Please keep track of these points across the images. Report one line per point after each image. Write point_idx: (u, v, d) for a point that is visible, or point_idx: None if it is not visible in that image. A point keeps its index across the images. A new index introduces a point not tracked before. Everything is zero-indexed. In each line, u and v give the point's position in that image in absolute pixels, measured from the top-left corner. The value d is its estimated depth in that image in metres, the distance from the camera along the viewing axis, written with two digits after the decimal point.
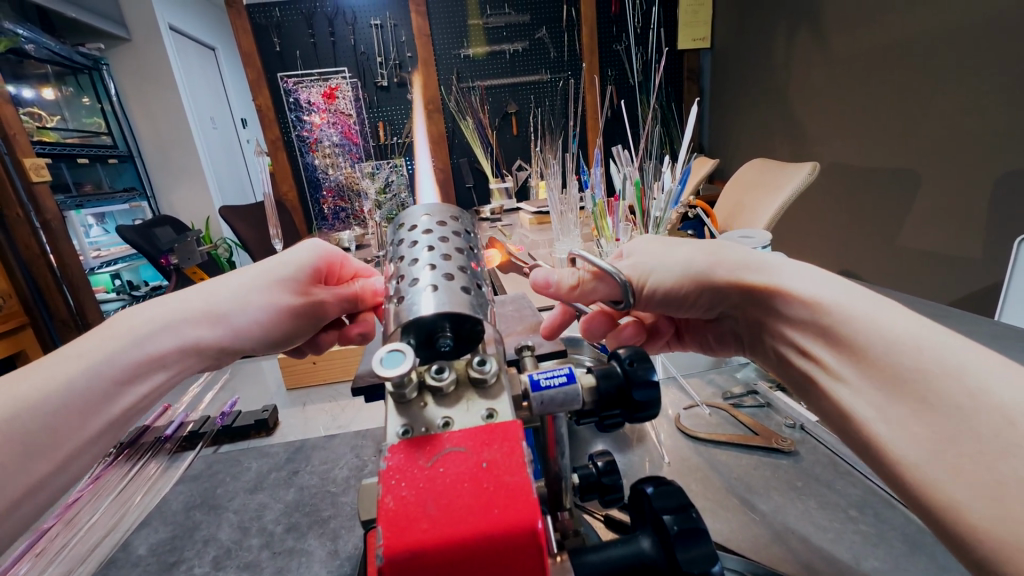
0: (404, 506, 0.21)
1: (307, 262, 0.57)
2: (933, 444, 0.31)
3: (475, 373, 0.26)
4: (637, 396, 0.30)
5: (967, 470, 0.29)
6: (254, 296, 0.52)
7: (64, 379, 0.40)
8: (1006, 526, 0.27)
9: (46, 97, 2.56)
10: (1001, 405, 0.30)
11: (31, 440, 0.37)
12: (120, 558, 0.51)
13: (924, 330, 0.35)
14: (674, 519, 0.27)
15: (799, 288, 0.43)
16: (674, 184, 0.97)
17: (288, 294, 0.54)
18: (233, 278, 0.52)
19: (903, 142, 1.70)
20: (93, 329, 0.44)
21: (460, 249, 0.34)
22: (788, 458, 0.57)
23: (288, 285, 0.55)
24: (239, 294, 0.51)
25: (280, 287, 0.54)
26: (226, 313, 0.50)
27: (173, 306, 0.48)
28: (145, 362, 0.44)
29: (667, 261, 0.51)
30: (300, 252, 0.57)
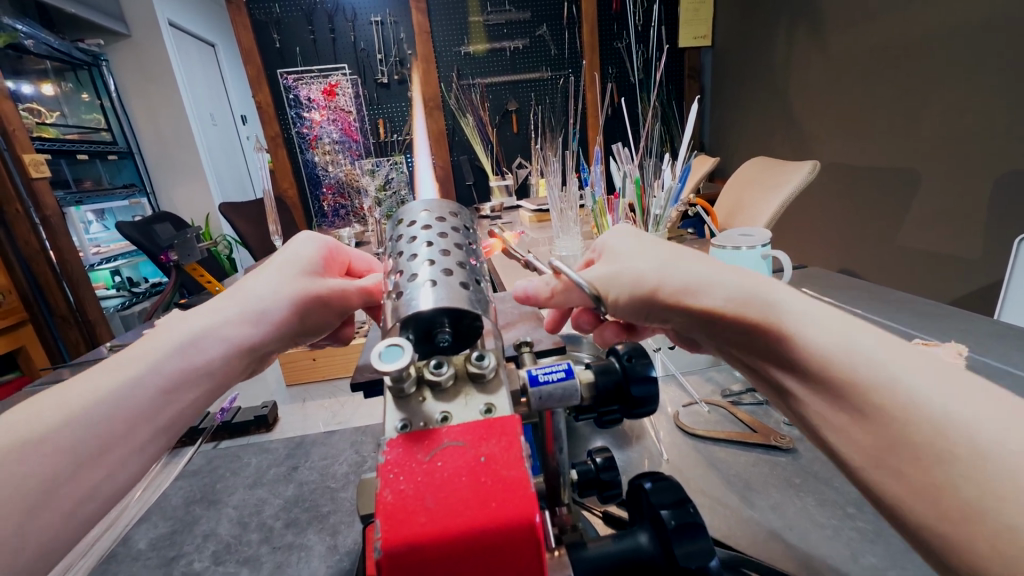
0: (402, 500, 0.21)
1: (317, 255, 0.56)
2: (876, 451, 0.32)
3: (473, 368, 0.26)
4: (635, 392, 0.30)
5: (898, 482, 0.31)
6: (283, 290, 0.50)
7: (111, 388, 0.37)
8: (947, 524, 0.29)
9: (45, 93, 2.55)
10: (933, 416, 0.30)
11: (82, 447, 0.35)
12: (120, 552, 0.51)
13: (860, 348, 0.35)
14: (671, 514, 0.27)
15: (746, 310, 0.41)
16: (674, 182, 0.98)
17: (316, 284, 0.53)
18: (260, 279, 0.50)
19: (904, 141, 1.70)
20: (142, 336, 0.43)
21: (459, 245, 0.34)
22: (786, 455, 0.57)
23: (309, 275, 0.54)
24: (270, 290, 0.49)
25: (299, 280, 0.52)
26: (264, 309, 0.48)
27: (219, 312, 0.46)
28: (192, 371, 0.42)
29: (623, 273, 0.47)
30: (303, 244, 0.56)
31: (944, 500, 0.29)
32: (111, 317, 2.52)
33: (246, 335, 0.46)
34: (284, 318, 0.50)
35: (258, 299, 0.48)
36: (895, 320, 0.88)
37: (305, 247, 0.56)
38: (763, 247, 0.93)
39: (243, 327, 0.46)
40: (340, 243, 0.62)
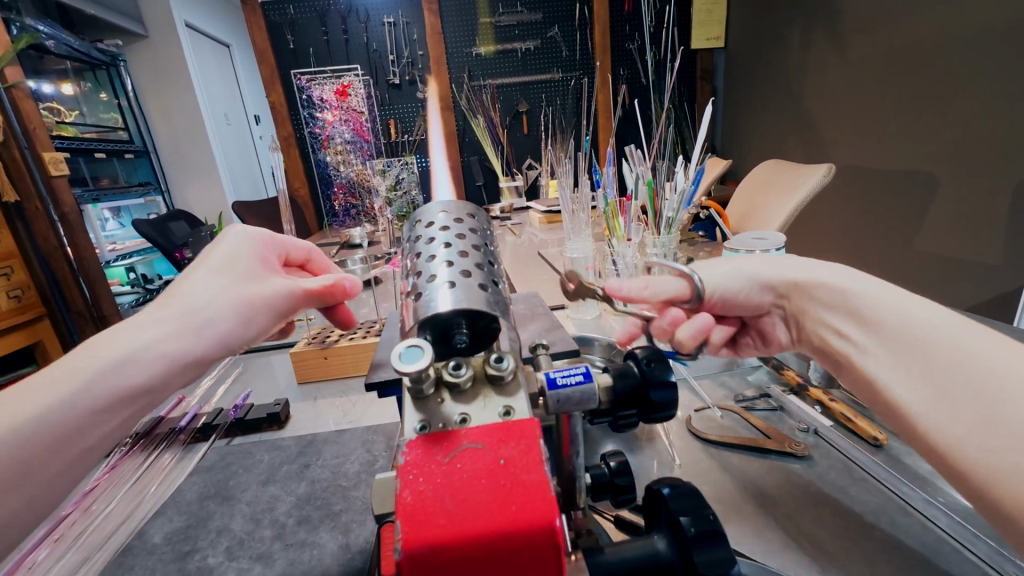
0: (422, 502, 0.21)
1: (251, 252, 0.53)
2: (931, 394, 0.34)
3: (493, 370, 0.26)
4: (654, 397, 0.29)
5: (948, 422, 0.32)
6: (226, 293, 0.48)
7: (50, 403, 0.38)
8: (988, 456, 0.30)
9: (65, 92, 2.60)
10: (990, 363, 0.32)
11: (17, 459, 0.36)
12: (135, 545, 0.52)
13: (935, 311, 0.37)
14: (691, 520, 0.27)
15: (828, 278, 0.44)
16: (687, 185, 0.98)
17: (262, 285, 0.51)
18: (201, 280, 0.48)
19: (921, 144, 1.67)
20: (89, 340, 0.42)
21: (477, 246, 0.34)
22: (801, 462, 0.56)
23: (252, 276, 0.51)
24: (212, 295, 0.47)
25: (241, 280, 0.50)
26: (206, 319, 0.46)
27: (154, 325, 0.44)
28: (133, 388, 0.42)
29: (731, 272, 0.52)
30: (237, 241, 0.53)
31: (989, 443, 0.30)
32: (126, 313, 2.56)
33: (187, 349, 0.45)
34: (232, 325, 0.48)
35: (200, 304, 0.46)
36: None
37: (244, 245, 0.53)
38: (777, 251, 0.92)
39: (179, 341, 0.44)
40: (277, 234, 0.59)
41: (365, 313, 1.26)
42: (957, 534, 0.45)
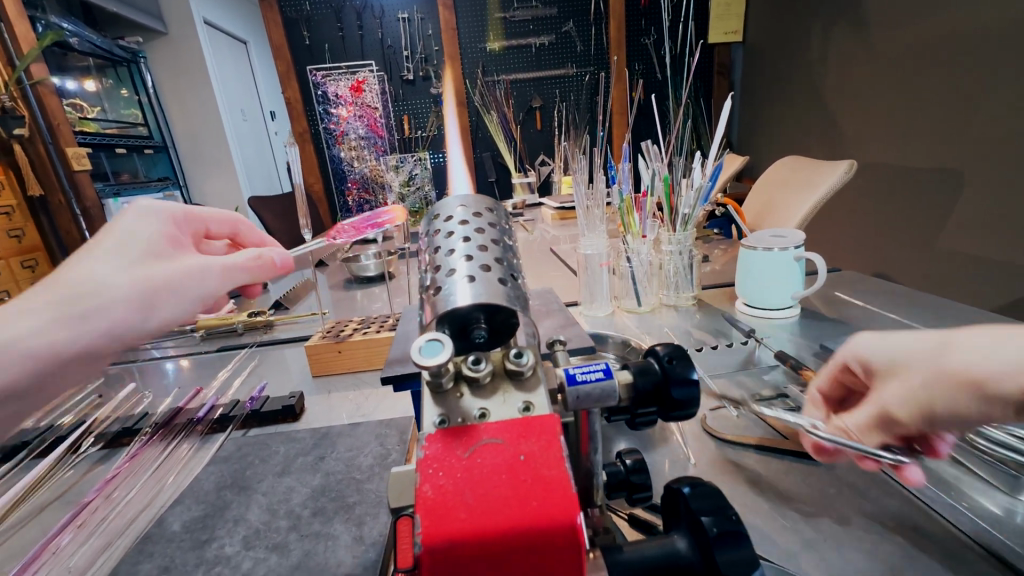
0: (441, 496, 0.21)
1: (156, 232, 0.53)
2: None
3: (512, 365, 0.25)
4: (675, 394, 0.29)
5: None
6: (120, 281, 0.47)
7: None
8: None
9: (88, 88, 2.65)
10: None
11: None
12: (154, 532, 0.53)
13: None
14: (712, 521, 0.26)
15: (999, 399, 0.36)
16: (704, 181, 0.96)
17: (165, 264, 0.51)
18: (97, 263, 0.48)
19: (947, 141, 1.63)
20: None
21: (495, 241, 0.34)
22: (820, 464, 0.55)
23: (157, 255, 0.51)
24: (104, 282, 0.47)
25: (141, 264, 0.50)
26: (98, 301, 0.46)
27: (31, 315, 0.44)
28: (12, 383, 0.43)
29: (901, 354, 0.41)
30: (138, 221, 0.52)
31: None
32: None
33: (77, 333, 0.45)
34: (131, 307, 0.48)
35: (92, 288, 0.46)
36: (935, 328, 0.85)
37: (144, 227, 0.52)
38: (796, 249, 0.90)
39: (58, 333, 0.44)
40: (187, 208, 0.58)
41: (379, 308, 1.27)
42: (985, 538, 0.44)
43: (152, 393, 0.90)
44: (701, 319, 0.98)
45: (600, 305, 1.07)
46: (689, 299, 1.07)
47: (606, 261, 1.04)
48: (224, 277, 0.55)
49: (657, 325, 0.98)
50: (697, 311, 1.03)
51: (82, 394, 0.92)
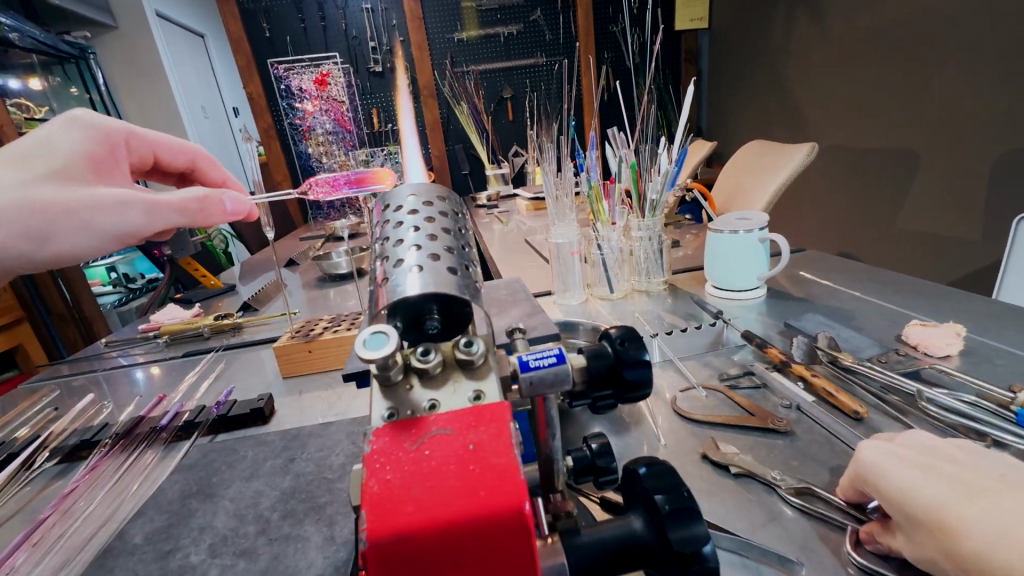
0: (389, 490, 0.21)
1: (76, 149, 0.60)
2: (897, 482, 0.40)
3: (462, 355, 0.25)
4: (627, 375, 0.29)
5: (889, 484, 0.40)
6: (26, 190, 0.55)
7: None
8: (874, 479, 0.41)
9: (33, 87, 2.50)
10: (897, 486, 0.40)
11: None
12: (115, 546, 0.51)
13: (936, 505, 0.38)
14: (665, 499, 0.26)
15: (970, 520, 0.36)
16: (670, 167, 0.98)
17: (69, 191, 0.57)
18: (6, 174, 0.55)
19: (903, 122, 1.68)
20: None
21: (447, 229, 0.33)
22: (783, 438, 0.57)
23: (64, 178, 0.58)
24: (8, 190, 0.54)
25: (53, 178, 0.57)
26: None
27: None
28: None
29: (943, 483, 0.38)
30: (63, 138, 0.60)
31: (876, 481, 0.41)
32: (109, 313, 2.51)
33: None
34: (28, 226, 0.55)
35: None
36: (891, 302, 0.88)
37: (68, 146, 0.60)
38: (760, 231, 0.92)
39: None
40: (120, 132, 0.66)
41: (351, 305, 1.25)
42: None
43: (113, 403, 0.87)
44: (672, 303, 0.99)
45: (573, 293, 1.07)
46: (660, 284, 1.08)
47: (577, 249, 1.04)
48: (147, 215, 0.60)
49: (629, 311, 0.99)
50: (668, 295, 1.05)
51: (37, 407, 0.88)
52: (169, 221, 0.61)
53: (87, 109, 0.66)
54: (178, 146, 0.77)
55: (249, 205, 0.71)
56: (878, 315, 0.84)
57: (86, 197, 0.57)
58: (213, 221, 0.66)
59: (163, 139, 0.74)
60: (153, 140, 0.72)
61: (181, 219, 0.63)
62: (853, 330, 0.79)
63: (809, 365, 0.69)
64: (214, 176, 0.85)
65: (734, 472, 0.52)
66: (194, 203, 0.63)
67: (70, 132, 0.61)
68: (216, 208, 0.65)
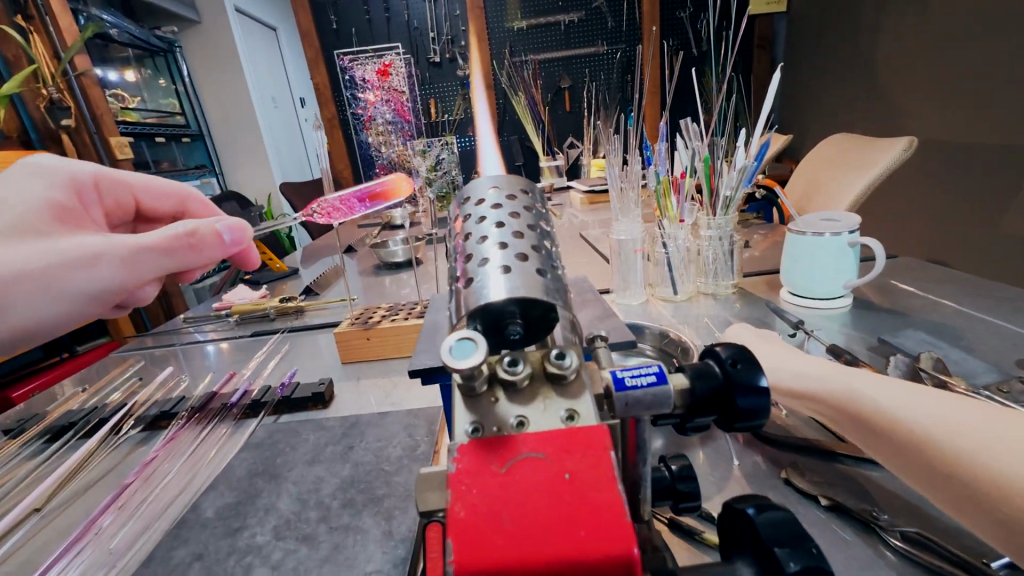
0: (476, 519, 0.19)
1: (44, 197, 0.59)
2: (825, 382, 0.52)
3: (554, 369, 0.22)
4: (740, 404, 0.25)
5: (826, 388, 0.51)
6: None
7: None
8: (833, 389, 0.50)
9: (128, 79, 2.71)
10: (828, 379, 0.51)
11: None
12: (189, 518, 0.53)
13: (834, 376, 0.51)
14: (789, 554, 0.22)
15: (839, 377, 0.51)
16: (748, 162, 0.90)
17: (33, 246, 0.55)
18: None
19: (1018, 114, 1.48)
20: None
21: (531, 226, 0.30)
22: (882, 471, 0.50)
23: (27, 232, 0.55)
24: None
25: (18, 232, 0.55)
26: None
27: None
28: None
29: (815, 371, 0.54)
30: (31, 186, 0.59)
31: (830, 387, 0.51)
32: (186, 289, 2.70)
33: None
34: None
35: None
36: (1008, 321, 0.77)
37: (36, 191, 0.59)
38: (850, 234, 0.84)
39: None
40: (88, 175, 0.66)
41: (407, 294, 1.26)
42: None
43: (189, 376, 0.92)
44: (742, 308, 0.93)
45: (634, 292, 1.02)
46: (729, 288, 1.01)
47: (640, 247, 0.99)
48: (126, 262, 0.58)
49: (694, 314, 0.93)
50: (737, 299, 0.97)
51: (124, 375, 0.95)
52: (154, 263, 0.59)
53: (49, 154, 0.65)
54: (157, 186, 0.78)
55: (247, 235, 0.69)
56: (990, 335, 0.73)
57: (53, 250, 0.55)
58: (209, 255, 0.63)
59: (140, 182, 0.76)
60: (122, 180, 0.72)
61: (168, 260, 0.60)
62: (962, 351, 0.69)
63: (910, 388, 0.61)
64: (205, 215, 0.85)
65: (824, 505, 0.46)
66: (180, 239, 0.60)
67: (30, 182, 0.59)
68: (204, 240, 0.61)
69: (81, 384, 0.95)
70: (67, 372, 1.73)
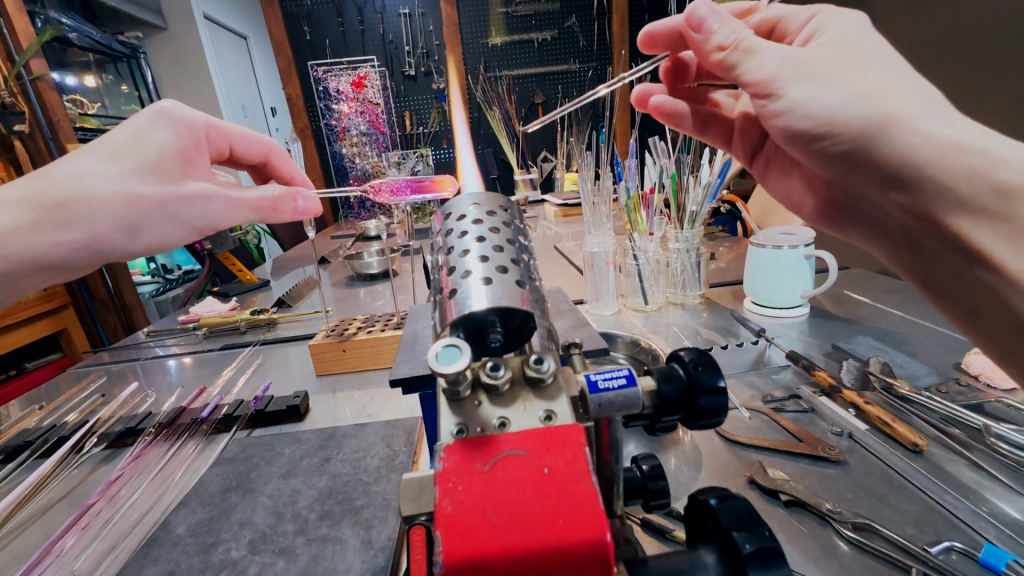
0: (462, 513, 0.20)
1: (167, 142, 0.60)
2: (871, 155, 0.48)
3: (532, 373, 0.24)
4: (702, 403, 0.28)
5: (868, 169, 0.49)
6: (120, 184, 0.57)
7: (51, 227, 0.56)
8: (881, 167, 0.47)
9: (89, 84, 2.60)
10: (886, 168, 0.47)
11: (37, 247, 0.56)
12: (159, 536, 0.52)
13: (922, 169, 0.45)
14: (746, 537, 0.25)
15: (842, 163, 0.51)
16: (712, 179, 0.95)
17: (160, 185, 0.59)
18: (94, 167, 0.56)
19: None
20: (30, 175, 0.56)
21: (511, 241, 0.32)
22: (835, 467, 0.54)
23: (155, 173, 0.59)
24: (99, 182, 0.56)
25: (144, 176, 0.58)
26: (87, 211, 0.56)
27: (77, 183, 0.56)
28: (83, 232, 0.57)
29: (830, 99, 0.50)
30: (153, 129, 0.60)
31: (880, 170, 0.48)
32: (147, 302, 2.59)
33: (58, 231, 0.56)
34: (124, 220, 0.58)
35: (81, 196, 0.56)
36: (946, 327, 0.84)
37: (157, 135, 0.60)
38: (806, 247, 0.89)
39: (96, 205, 0.56)
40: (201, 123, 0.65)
41: (382, 305, 1.26)
42: (1010, 548, 0.43)
43: (155, 392, 0.90)
44: (708, 317, 0.97)
45: (606, 303, 1.05)
46: (697, 298, 1.05)
47: (612, 259, 1.02)
48: (228, 210, 0.64)
49: (663, 323, 0.97)
50: (704, 309, 1.02)
51: (84, 393, 0.92)
52: (245, 216, 0.66)
53: (169, 101, 0.64)
54: (254, 143, 0.77)
55: (315, 205, 0.72)
56: (930, 340, 0.80)
57: (176, 191, 0.60)
58: (285, 219, 0.69)
59: (240, 135, 0.74)
60: (228, 132, 0.71)
61: (256, 216, 0.67)
62: (906, 355, 0.75)
63: (861, 391, 0.66)
64: (285, 169, 0.85)
65: (785, 500, 0.49)
66: (269, 202, 0.66)
67: (158, 127, 0.60)
68: (288, 205, 0.67)
69: (34, 403, 0.90)
70: (16, 391, 1.63)
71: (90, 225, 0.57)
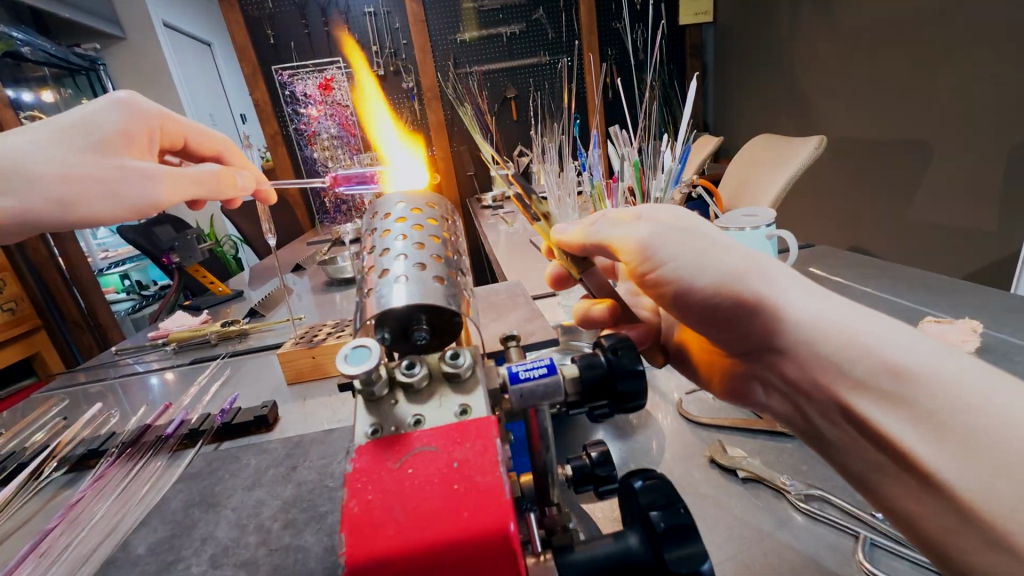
0: (369, 512, 0.20)
1: (113, 120, 0.64)
2: None
3: (448, 368, 0.24)
4: (622, 386, 0.28)
5: None
6: (58, 157, 0.61)
7: None
8: None
9: (45, 99, 2.51)
10: None
11: None
12: (119, 557, 0.51)
13: None
14: (661, 516, 0.26)
15: None
16: (675, 163, 0.88)
17: (102, 163, 0.63)
18: (36, 140, 0.61)
19: (915, 112, 1.62)
20: None
21: (436, 237, 0.32)
22: (793, 441, 0.55)
23: (99, 151, 0.63)
24: (39, 155, 0.60)
25: (85, 150, 0.62)
26: (23, 179, 0.59)
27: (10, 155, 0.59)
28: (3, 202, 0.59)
29: None
30: (101, 111, 0.64)
31: None
32: (123, 320, 2.54)
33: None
34: (59, 191, 0.60)
35: (20, 165, 0.59)
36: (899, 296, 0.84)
37: (107, 117, 0.64)
38: (768, 228, 0.78)
39: (28, 174, 0.60)
40: (153, 108, 0.69)
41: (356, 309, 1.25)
42: None
43: (121, 411, 0.88)
44: None
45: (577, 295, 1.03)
46: None
47: None
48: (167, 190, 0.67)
49: None
50: None
51: (47, 416, 0.90)
52: (187, 198, 0.69)
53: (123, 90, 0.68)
54: (212, 135, 0.79)
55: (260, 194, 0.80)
56: (888, 308, 0.81)
57: (116, 169, 0.63)
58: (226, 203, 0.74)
59: (195, 125, 0.76)
60: (182, 122, 0.74)
61: (199, 198, 0.70)
62: None
63: None
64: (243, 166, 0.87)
65: (742, 478, 0.50)
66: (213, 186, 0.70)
67: (111, 111, 0.65)
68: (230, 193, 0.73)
69: None
70: None
71: (15, 194, 0.59)
